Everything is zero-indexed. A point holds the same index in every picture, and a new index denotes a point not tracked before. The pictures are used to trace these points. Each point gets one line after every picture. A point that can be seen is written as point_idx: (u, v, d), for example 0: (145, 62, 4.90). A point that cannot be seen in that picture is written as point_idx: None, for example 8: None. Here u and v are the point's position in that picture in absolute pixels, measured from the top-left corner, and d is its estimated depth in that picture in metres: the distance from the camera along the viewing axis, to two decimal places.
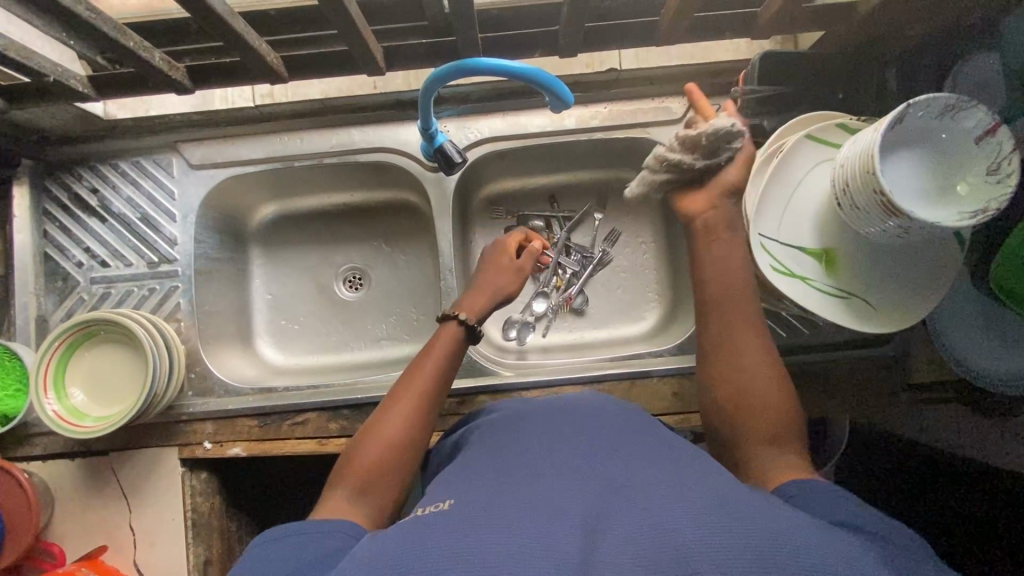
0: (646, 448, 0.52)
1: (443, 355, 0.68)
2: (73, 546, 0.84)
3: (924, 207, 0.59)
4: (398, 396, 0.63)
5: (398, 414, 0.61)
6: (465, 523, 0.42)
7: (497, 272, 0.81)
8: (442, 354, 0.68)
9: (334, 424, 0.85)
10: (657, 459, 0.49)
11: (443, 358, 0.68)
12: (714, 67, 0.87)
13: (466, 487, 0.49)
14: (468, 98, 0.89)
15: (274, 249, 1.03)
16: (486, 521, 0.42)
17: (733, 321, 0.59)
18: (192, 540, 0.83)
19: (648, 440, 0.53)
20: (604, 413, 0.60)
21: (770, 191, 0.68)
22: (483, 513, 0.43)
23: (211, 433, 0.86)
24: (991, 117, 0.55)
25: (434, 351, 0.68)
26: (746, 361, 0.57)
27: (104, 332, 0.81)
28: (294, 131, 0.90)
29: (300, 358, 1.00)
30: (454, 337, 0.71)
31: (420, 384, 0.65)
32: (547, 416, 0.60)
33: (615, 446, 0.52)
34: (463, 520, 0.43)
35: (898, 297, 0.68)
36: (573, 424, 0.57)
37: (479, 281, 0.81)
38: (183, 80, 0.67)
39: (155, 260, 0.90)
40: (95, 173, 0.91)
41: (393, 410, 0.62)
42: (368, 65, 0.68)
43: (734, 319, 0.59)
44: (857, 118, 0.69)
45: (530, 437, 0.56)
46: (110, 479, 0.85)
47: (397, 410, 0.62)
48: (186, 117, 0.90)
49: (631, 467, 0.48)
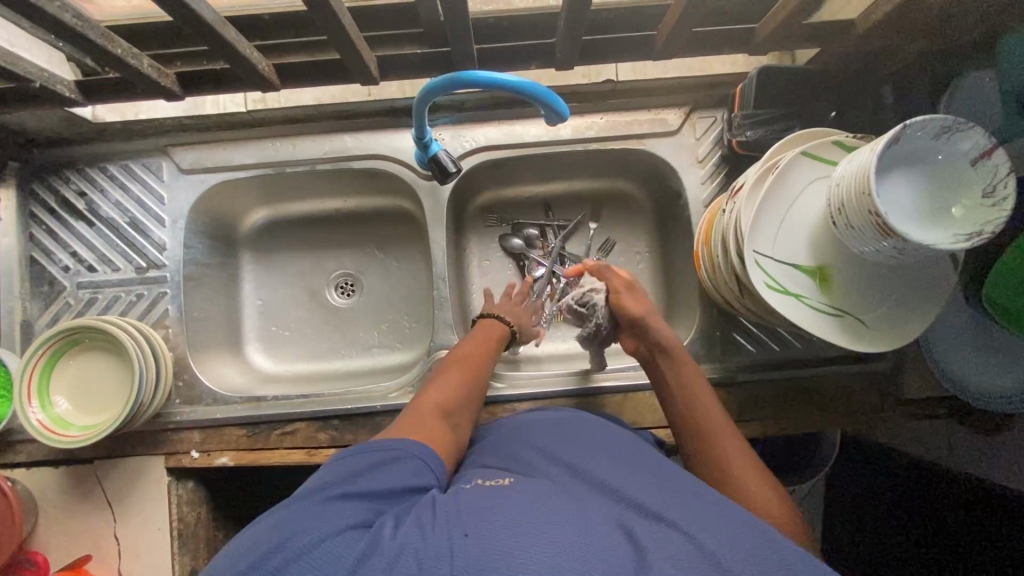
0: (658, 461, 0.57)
1: (487, 340, 0.78)
2: (57, 555, 0.83)
3: (919, 227, 0.59)
4: (452, 366, 0.72)
5: (452, 378, 0.70)
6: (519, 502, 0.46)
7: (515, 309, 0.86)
8: (486, 337, 0.78)
9: (323, 434, 0.84)
10: (676, 474, 0.54)
11: (486, 342, 0.78)
12: (710, 80, 0.86)
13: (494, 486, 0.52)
14: (463, 106, 0.88)
15: (266, 254, 1.02)
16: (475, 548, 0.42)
17: (707, 414, 0.67)
18: (178, 550, 0.82)
19: None
20: (612, 429, 0.65)
21: (765, 207, 0.68)
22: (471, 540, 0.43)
23: (198, 442, 0.84)
24: (987, 141, 0.56)
25: (478, 336, 0.79)
26: (726, 447, 0.64)
27: (89, 340, 0.80)
28: (287, 137, 0.89)
29: (290, 366, 0.99)
30: (496, 326, 0.81)
31: (469, 357, 0.74)
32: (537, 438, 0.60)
33: (634, 460, 0.57)
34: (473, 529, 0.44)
35: (891, 316, 0.68)
36: None
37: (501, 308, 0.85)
38: (172, 86, 0.66)
39: (144, 266, 0.89)
40: (83, 176, 0.89)
41: (448, 376, 0.70)
42: (362, 74, 0.67)
43: (708, 413, 0.68)
44: (853, 136, 0.69)
45: (547, 447, 0.60)
46: (94, 488, 0.83)
47: (451, 376, 0.70)
48: (177, 121, 0.88)
49: (652, 481, 0.53)
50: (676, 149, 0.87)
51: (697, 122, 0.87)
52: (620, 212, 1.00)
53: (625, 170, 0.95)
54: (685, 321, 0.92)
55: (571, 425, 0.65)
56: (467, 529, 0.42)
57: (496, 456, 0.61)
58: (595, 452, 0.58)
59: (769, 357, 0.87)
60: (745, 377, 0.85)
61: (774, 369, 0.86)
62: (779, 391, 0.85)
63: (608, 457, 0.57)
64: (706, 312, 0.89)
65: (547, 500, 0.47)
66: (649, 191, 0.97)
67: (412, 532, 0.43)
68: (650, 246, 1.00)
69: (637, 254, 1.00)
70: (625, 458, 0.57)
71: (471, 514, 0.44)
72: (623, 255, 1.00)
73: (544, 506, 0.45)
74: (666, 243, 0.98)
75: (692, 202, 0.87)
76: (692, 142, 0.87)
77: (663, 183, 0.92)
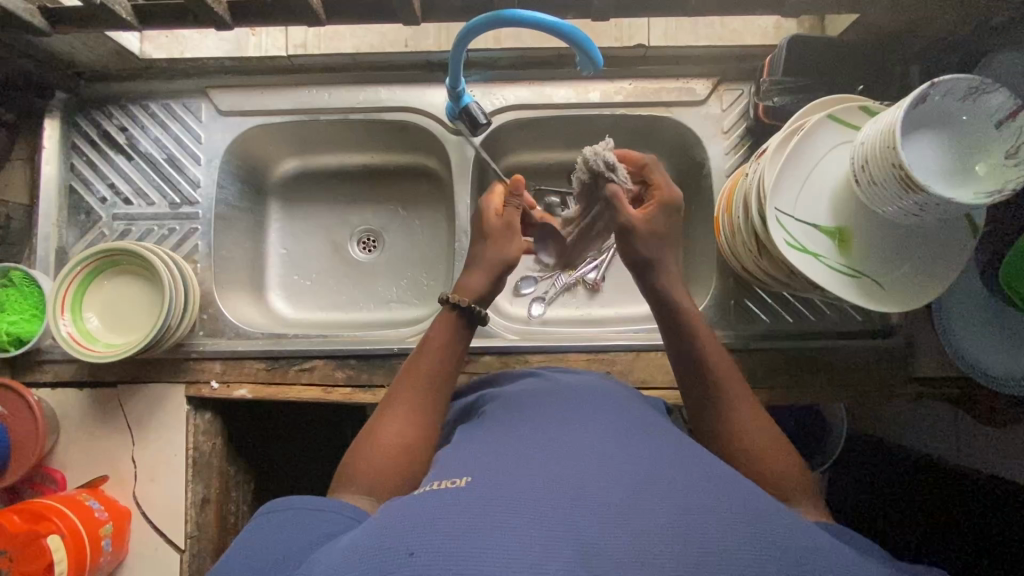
0: (650, 440, 0.52)
1: (443, 344, 0.68)
2: (75, 473, 0.85)
3: (941, 184, 0.60)
4: (399, 401, 0.63)
5: (404, 410, 0.62)
6: (488, 493, 0.43)
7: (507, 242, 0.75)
8: (439, 344, 0.68)
9: (340, 372, 0.86)
10: (671, 453, 0.49)
11: (440, 350, 0.68)
12: (740, 52, 0.88)
13: (475, 464, 0.49)
14: (496, 64, 0.91)
15: (294, 203, 1.05)
16: (505, 492, 0.43)
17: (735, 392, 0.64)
18: (192, 477, 0.85)
19: (661, 435, 0.54)
20: (611, 404, 0.60)
21: (790, 166, 0.69)
22: (496, 486, 0.44)
23: (219, 373, 0.87)
24: (1013, 101, 0.57)
25: (431, 343, 0.68)
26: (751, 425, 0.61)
27: (123, 262, 0.83)
28: (322, 86, 0.92)
29: (309, 313, 1.01)
30: (449, 327, 0.70)
31: (418, 380, 0.65)
32: (558, 399, 0.61)
33: (626, 435, 0.52)
34: (492, 476, 0.46)
35: (907, 277, 0.69)
36: (583, 411, 0.58)
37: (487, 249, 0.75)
38: (224, 15, 0.69)
39: (177, 201, 0.91)
40: (124, 112, 0.92)
41: (392, 414, 0.62)
42: (406, 14, 0.70)
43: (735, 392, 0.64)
44: (879, 103, 0.70)
45: (538, 421, 0.56)
46: (115, 412, 0.86)
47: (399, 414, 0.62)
48: (219, 63, 0.91)
49: (639, 458, 0.48)
50: (701, 119, 0.89)
51: (724, 94, 0.89)
52: None
53: (650, 141, 0.97)
54: (700, 288, 0.94)
55: (565, 400, 0.61)
56: (409, 545, 0.38)
57: (479, 432, 0.57)
58: (585, 422, 0.54)
59: (783, 327, 0.88)
60: (756, 345, 0.86)
61: (784, 339, 0.87)
62: (790, 361, 0.86)
63: (599, 429, 0.53)
64: (722, 281, 0.90)
65: (531, 486, 0.43)
66: (673, 163, 0.98)
67: (353, 548, 0.41)
68: None
69: None
70: (613, 433, 0.52)
71: (428, 511, 0.41)
72: None
73: (512, 498, 0.42)
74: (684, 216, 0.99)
75: (714, 172, 0.89)
76: (718, 113, 0.89)
77: (687, 153, 0.94)
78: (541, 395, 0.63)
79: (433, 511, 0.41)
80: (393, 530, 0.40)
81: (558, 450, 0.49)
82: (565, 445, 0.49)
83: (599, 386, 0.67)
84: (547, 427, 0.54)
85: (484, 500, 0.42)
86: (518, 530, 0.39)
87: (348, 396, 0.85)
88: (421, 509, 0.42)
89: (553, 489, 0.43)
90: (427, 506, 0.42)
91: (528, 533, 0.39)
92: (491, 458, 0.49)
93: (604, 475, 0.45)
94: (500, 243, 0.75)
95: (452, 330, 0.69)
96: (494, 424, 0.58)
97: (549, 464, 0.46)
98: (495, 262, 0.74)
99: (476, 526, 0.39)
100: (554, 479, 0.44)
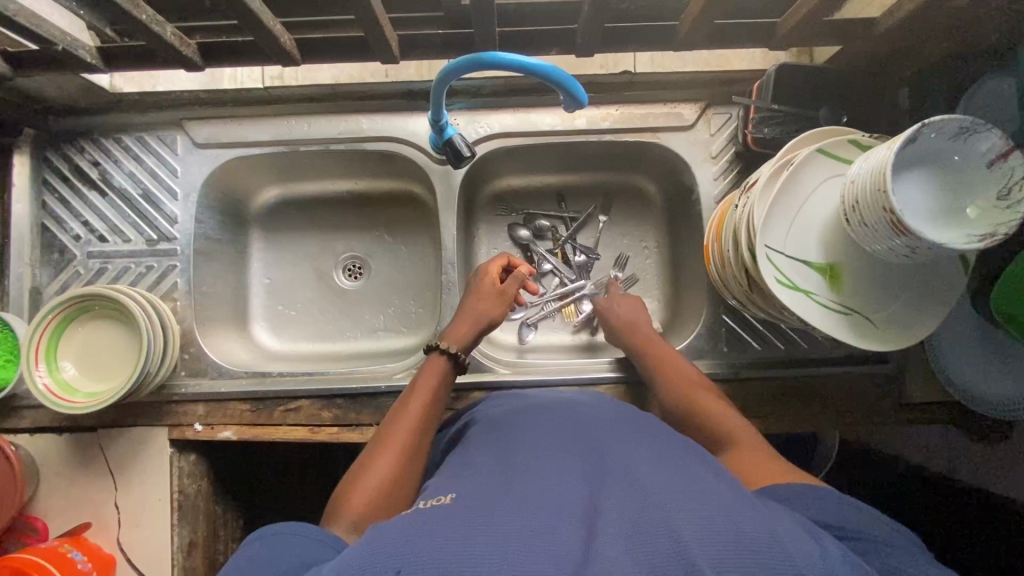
0: (645, 450, 0.51)
1: (433, 386, 0.71)
2: (57, 521, 0.83)
3: (933, 226, 0.59)
4: (392, 434, 0.64)
5: (392, 446, 0.63)
6: (477, 511, 0.42)
7: (484, 298, 0.80)
8: (431, 384, 0.70)
9: (327, 412, 0.85)
10: (667, 463, 0.49)
11: (431, 389, 0.70)
12: (728, 76, 0.87)
13: (469, 482, 0.48)
14: (481, 92, 0.88)
15: (276, 232, 1.02)
16: (500, 508, 0.42)
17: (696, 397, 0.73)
18: (179, 522, 0.83)
19: (654, 442, 0.53)
20: (597, 414, 0.60)
21: (780, 204, 0.68)
22: (485, 503, 0.43)
23: (202, 415, 0.85)
24: (1004, 142, 0.56)
25: (423, 385, 0.70)
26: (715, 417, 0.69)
27: (97, 307, 0.81)
28: (301, 116, 0.89)
29: (296, 345, 0.99)
30: (441, 365, 0.73)
31: (409, 424, 0.65)
32: (545, 416, 0.60)
33: (615, 449, 0.52)
34: (481, 492, 0.45)
35: (898, 313, 0.68)
36: (570, 427, 0.56)
37: (465, 305, 0.80)
38: (193, 56, 0.67)
39: (154, 238, 0.89)
40: (96, 146, 0.90)
41: (385, 445, 0.63)
42: (383, 53, 0.68)
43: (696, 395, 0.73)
44: (869, 134, 0.69)
45: (522, 438, 0.55)
46: (97, 457, 0.84)
47: (391, 444, 0.63)
48: (193, 94, 0.89)
49: (635, 474, 0.47)
50: (690, 144, 0.87)
51: (712, 118, 0.87)
52: (630, 206, 1.00)
53: (639, 164, 0.95)
54: (690, 316, 0.92)
55: (555, 414, 0.60)
56: (399, 562, 0.38)
57: (468, 453, 0.56)
58: (577, 441, 0.53)
59: (773, 354, 0.87)
60: (748, 374, 0.86)
61: (778, 367, 0.86)
62: (781, 389, 0.85)
63: (589, 450, 0.52)
64: (713, 308, 0.89)
65: (522, 506, 0.43)
66: (662, 186, 0.97)
67: (350, 560, 0.39)
68: (660, 242, 1.00)
69: (646, 249, 1.00)
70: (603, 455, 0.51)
71: (417, 529, 0.41)
72: (632, 249, 1.00)
73: (502, 515, 0.41)
74: (673, 239, 0.98)
75: (704, 198, 0.87)
76: (706, 138, 0.87)
77: (676, 177, 0.92)
78: (531, 413, 0.62)
79: (427, 527, 0.41)
80: (382, 549, 0.39)
81: (549, 470, 0.48)
82: (554, 464, 0.49)
83: (588, 400, 0.66)
84: (534, 445, 0.53)
85: (478, 518, 0.41)
86: (512, 546, 0.38)
87: (335, 436, 0.83)
88: (414, 526, 0.41)
89: (545, 509, 0.42)
90: (416, 523, 0.42)
91: (520, 548, 0.38)
92: (485, 477, 0.48)
93: (596, 499, 0.44)
94: (484, 306, 0.80)
95: (443, 372, 0.73)
96: (483, 443, 0.57)
97: (541, 482, 0.46)
98: (480, 317, 0.79)
99: (466, 547, 0.38)
100: (548, 502, 0.43)
